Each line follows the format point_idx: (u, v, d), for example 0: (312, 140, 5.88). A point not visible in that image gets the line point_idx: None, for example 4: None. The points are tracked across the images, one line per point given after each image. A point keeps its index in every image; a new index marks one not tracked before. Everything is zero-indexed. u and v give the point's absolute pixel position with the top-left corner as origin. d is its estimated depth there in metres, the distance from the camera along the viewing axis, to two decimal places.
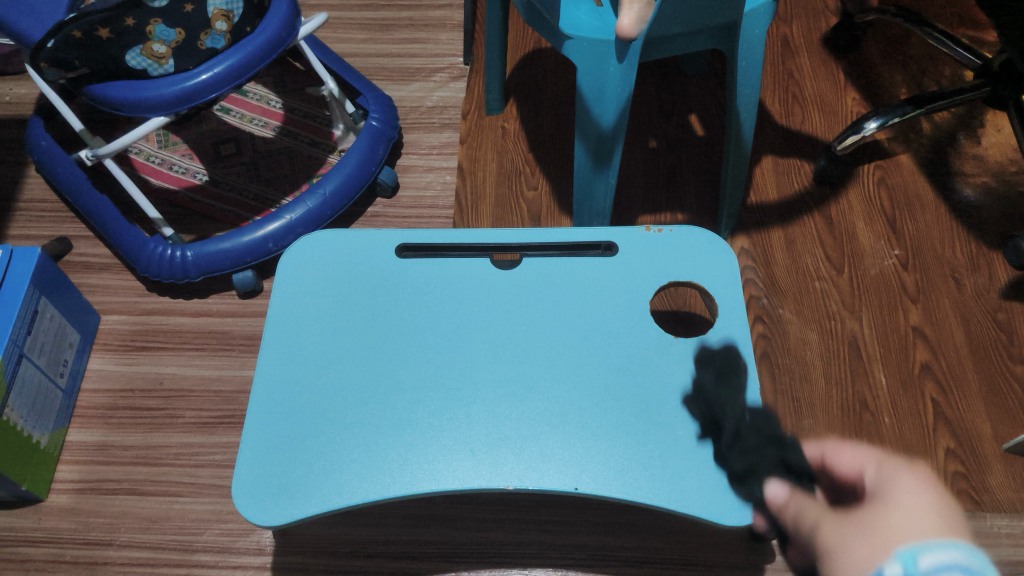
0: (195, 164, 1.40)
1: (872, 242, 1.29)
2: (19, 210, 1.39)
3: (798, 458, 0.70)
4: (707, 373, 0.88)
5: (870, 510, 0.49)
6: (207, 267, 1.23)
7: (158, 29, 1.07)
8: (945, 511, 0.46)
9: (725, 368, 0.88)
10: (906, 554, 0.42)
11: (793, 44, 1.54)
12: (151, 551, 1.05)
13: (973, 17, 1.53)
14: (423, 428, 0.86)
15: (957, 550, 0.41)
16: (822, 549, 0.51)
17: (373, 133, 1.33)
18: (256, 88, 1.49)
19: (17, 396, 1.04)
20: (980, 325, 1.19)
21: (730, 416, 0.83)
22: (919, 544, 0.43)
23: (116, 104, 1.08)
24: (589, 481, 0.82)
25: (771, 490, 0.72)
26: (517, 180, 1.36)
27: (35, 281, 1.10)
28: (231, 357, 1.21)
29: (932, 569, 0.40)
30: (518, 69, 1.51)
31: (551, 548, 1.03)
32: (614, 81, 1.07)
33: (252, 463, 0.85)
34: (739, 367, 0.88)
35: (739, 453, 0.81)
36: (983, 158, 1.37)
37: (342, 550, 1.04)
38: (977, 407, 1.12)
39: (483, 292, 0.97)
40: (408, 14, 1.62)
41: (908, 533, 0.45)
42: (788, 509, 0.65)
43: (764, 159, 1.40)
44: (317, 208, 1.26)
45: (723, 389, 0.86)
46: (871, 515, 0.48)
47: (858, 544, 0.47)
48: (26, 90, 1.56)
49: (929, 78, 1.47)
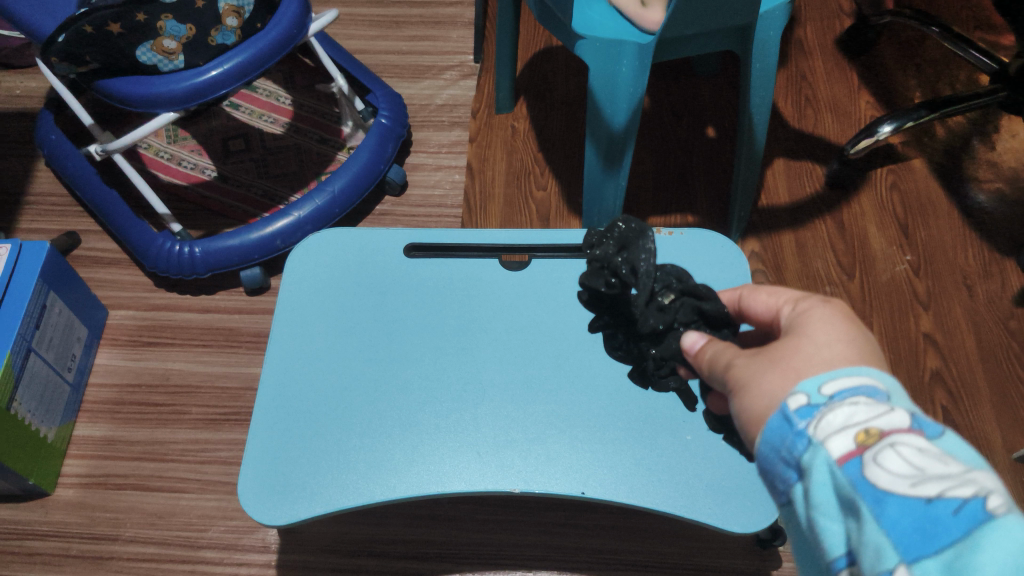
0: (204, 160, 1.40)
1: (883, 247, 1.28)
2: (29, 204, 1.39)
3: (712, 316, 0.69)
4: (609, 246, 0.73)
5: (780, 344, 0.55)
6: (215, 264, 1.22)
7: (168, 24, 1.08)
8: (844, 343, 0.53)
9: (626, 237, 0.73)
10: (812, 381, 0.49)
11: (808, 45, 1.52)
12: (157, 547, 1.05)
13: (990, 20, 1.52)
14: (430, 430, 0.86)
15: (863, 376, 0.48)
16: (734, 375, 0.57)
17: (382, 131, 1.32)
18: (266, 84, 1.48)
19: (25, 391, 1.04)
20: (993, 331, 1.18)
21: (641, 273, 0.70)
22: (829, 371, 0.50)
23: (127, 100, 1.08)
24: (596, 486, 0.82)
25: (684, 339, 0.66)
26: (526, 179, 1.36)
27: (44, 275, 1.10)
28: (238, 354, 1.21)
29: (836, 395, 0.47)
30: (528, 68, 1.50)
31: (556, 550, 1.03)
32: (626, 83, 1.05)
33: (258, 465, 0.85)
34: (642, 229, 0.72)
35: (655, 310, 0.71)
36: (998, 164, 1.35)
37: (348, 548, 1.04)
38: (986, 415, 1.11)
39: (492, 292, 0.97)
40: (419, 11, 1.61)
41: (817, 364, 0.51)
42: (704, 353, 0.63)
43: (777, 161, 1.39)
44: (324, 206, 1.25)
45: (629, 248, 0.72)
46: (782, 350, 0.54)
47: (768, 370, 0.53)
48: (37, 83, 1.56)
49: (943, 82, 1.45)
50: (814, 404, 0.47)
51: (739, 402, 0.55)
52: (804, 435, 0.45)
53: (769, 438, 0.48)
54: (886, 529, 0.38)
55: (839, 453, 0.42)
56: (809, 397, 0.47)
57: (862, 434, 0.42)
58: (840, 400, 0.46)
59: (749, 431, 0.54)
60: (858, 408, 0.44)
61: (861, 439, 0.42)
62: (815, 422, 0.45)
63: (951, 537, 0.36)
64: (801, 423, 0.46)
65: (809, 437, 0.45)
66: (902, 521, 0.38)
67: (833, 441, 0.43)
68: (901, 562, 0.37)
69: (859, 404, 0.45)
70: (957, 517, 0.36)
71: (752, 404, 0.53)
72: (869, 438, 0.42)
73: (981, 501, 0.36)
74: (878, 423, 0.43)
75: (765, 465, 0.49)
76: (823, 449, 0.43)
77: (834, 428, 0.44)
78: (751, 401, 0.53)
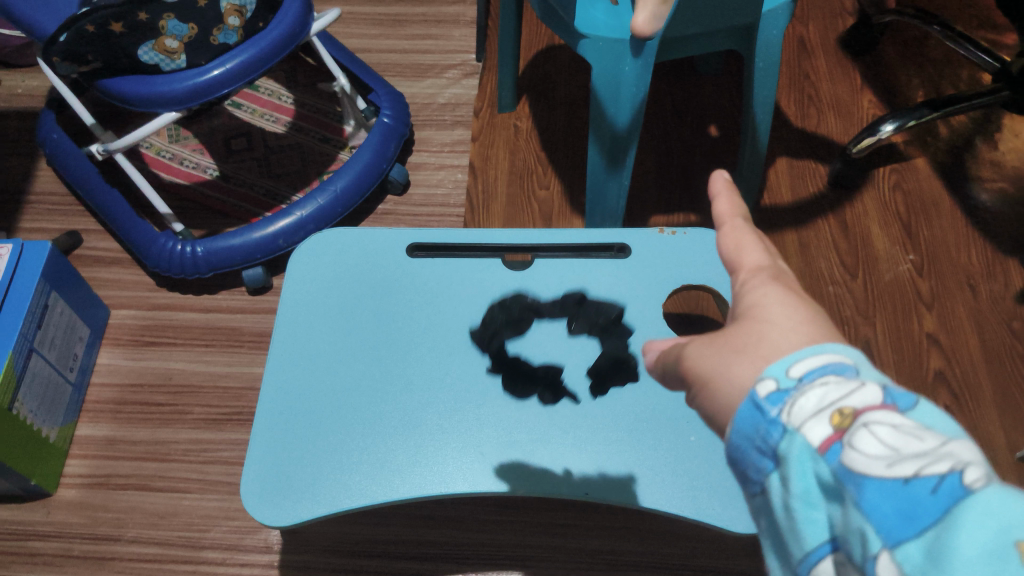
0: (206, 159, 1.40)
1: (887, 246, 1.27)
2: (30, 203, 1.39)
3: None
4: None
5: (738, 324, 0.45)
6: (217, 263, 1.22)
7: (171, 23, 1.06)
8: (798, 306, 0.44)
9: None
10: (779, 363, 0.40)
11: (810, 45, 1.52)
12: (160, 547, 1.05)
13: (993, 19, 1.51)
14: (433, 431, 0.86)
15: (830, 351, 0.40)
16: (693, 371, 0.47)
17: (384, 130, 1.32)
18: (268, 83, 1.48)
19: (27, 390, 1.04)
20: (996, 331, 1.18)
21: None
22: (794, 351, 0.41)
23: (130, 99, 1.08)
24: (600, 486, 0.82)
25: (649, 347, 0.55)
26: (528, 178, 1.35)
27: (46, 275, 1.10)
28: (241, 354, 1.21)
29: (807, 377, 0.38)
30: (530, 67, 1.50)
31: (561, 551, 1.03)
32: (630, 82, 1.05)
33: (259, 465, 0.84)
34: None
35: None
36: (1001, 163, 1.35)
37: (352, 549, 1.04)
38: (990, 414, 1.11)
39: (495, 292, 0.97)
40: (420, 10, 1.60)
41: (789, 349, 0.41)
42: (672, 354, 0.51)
43: (780, 160, 1.38)
44: (327, 205, 1.25)
45: None
46: (740, 332, 0.45)
47: (732, 360, 0.44)
48: (38, 82, 1.56)
49: (947, 81, 1.45)
50: (784, 389, 0.39)
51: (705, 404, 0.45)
52: (778, 423, 0.38)
53: (740, 428, 0.40)
54: (866, 519, 0.32)
55: (815, 439, 0.35)
56: (778, 382, 0.39)
57: (836, 415, 0.35)
58: (811, 382, 0.38)
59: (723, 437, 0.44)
60: (829, 387, 0.37)
61: (836, 422, 0.35)
62: (787, 407, 0.37)
63: (930, 520, 0.30)
64: (773, 410, 0.38)
65: (784, 425, 0.37)
66: (881, 507, 0.32)
67: (808, 427, 0.36)
68: (884, 550, 0.31)
69: (829, 383, 0.37)
70: (936, 496, 0.31)
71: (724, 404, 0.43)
72: (845, 420, 0.35)
73: (958, 476, 0.31)
74: (850, 401, 0.36)
75: (732, 456, 0.41)
76: (798, 436, 0.36)
77: (806, 413, 0.36)
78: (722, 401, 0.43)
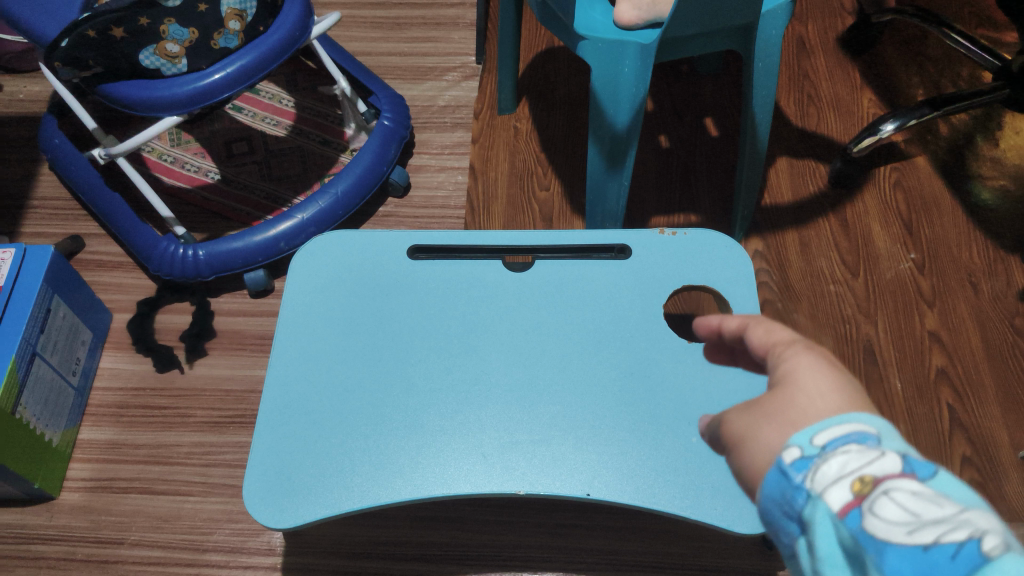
0: (207, 162, 1.40)
1: (888, 245, 1.27)
2: (33, 208, 1.40)
3: None
4: None
5: (772, 390, 0.47)
6: (219, 266, 1.23)
7: (172, 28, 1.04)
8: (828, 372, 0.45)
9: None
10: (804, 431, 0.41)
11: (810, 44, 1.52)
12: (163, 551, 1.05)
13: (992, 17, 1.52)
14: (434, 432, 0.86)
15: (854, 421, 0.40)
16: (727, 434, 0.48)
17: (385, 133, 1.32)
18: (269, 86, 1.49)
19: (30, 395, 1.04)
20: (998, 329, 1.18)
21: None
22: (821, 421, 0.42)
23: (131, 104, 1.09)
24: (601, 487, 0.82)
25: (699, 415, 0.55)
26: (529, 180, 1.36)
27: (49, 279, 1.11)
28: (244, 357, 1.22)
29: (831, 445, 0.39)
30: (530, 69, 1.50)
31: (563, 553, 1.03)
32: (629, 83, 1.05)
33: (262, 467, 0.84)
34: None
35: None
36: (1001, 161, 1.35)
37: (354, 550, 1.04)
38: (993, 413, 1.10)
39: (496, 293, 0.97)
40: (420, 13, 1.61)
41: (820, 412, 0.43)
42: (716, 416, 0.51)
43: (780, 160, 1.38)
44: (329, 208, 1.25)
45: None
46: (773, 398, 0.46)
47: (763, 424, 0.45)
48: (40, 87, 1.57)
49: (947, 79, 1.45)
50: (809, 456, 0.39)
51: (738, 464, 0.47)
52: (803, 489, 0.38)
53: (768, 493, 0.41)
54: None
55: (836, 506, 0.36)
56: (801, 449, 0.40)
57: (857, 481, 0.36)
58: (834, 449, 0.39)
59: (754, 498, 0.45)
60: (850, 456, 0.37)
61: (856, 488, 0.35)
62: (811, 474, 0.38)
63: None
64: (798, 475, 0.39)
65: (808, 491, 0.38)
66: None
67: (828, 492, 0.36)
68: None
69: (851, 450, 0.38)
70: (954, 563, 0.31)
71: (754, 465, 0.45)
72: (865, 487, 0.35)
73: (976, 543, 0.31)
74: (871, 469, 0.36)
75: (766, 520, 0.42)
76: (819, 502, 0.37)
77: (828, 478, 0.37)
78: (751, 462, 0.45)
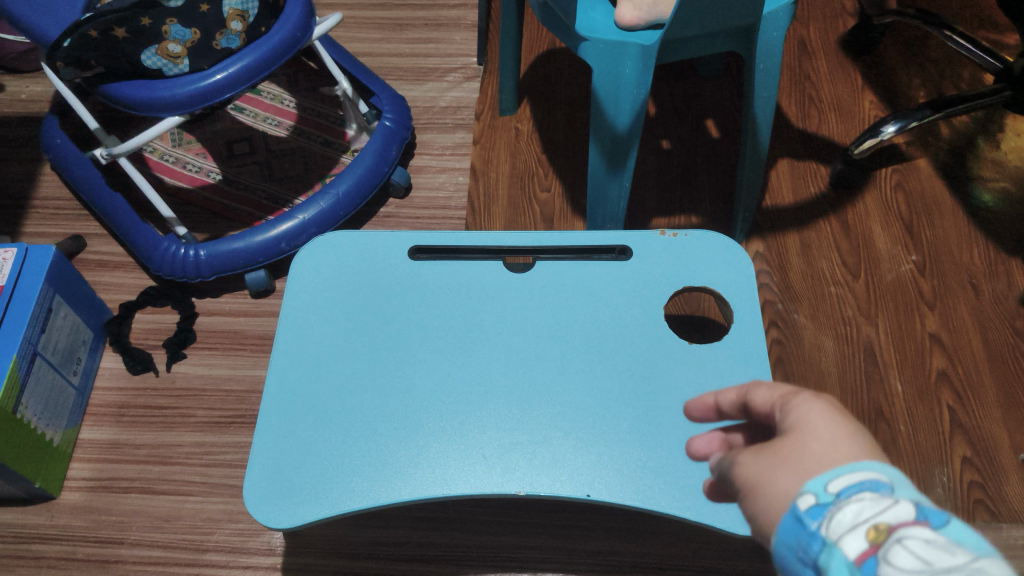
0: (209, 162, 1.41)
1: (889, 247, 1.27)
2: (34, 208, 1.40)
3: None
4: None
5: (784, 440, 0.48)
6: (221, 267, 1.23)
7: (173, 28, 1.07)
8: (840, 422, 0.46)
9: None
10: (818, 478, 0.43)
11: (811, 46, 1.52)
12: (163, 550, 1.05)
13: (994, 19, 1.52)
14: (435, 432, 0.86)
15: (866, 469, 0.42)
16: (740, 480, 0.49)
17: (386, 134, 1.32)
18: (270, 87, 1.49)
19: (31, 394, 1.05)
20: (999, 332, 1.18)
21: None
22: (834, 468, 0.43)
23: (132, 104, 1.08)
24: (601, 488, 0.82)
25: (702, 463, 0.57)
26: (530, 181, 1.36)
27: (50, 279, 1.11)
28: (244, 357, 1.22)
29: (844, 492, 0.41)
30: (531, 70, 1.51)
31: (563, 554, 1.03)
32: (631, 84, 1.05)
33: (263, 467, 0.84)
34: None
35: None
36: (1002, 163, 1.35)
37: (355, 551, 1.04)
38: (994, 415, 1.10)
39: (497, 294, 0.97)
40: (422, 14, 1.61)
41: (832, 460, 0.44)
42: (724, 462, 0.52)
43: (781, 161, 1.38)
44: (330, 208, 1.25)
45: None
46: (786, 445, 0.47)
47: (777, 471, 0.46)
48: (43, 88, 1.57)
49: (948, 81, 1.45)
50: (823, 504, 0.41)
51: (750, 511, 0.47)
52: (818, 536, 0.39)
53: (785, 539, 0.42)
54: None
55: (853, 554, 0.37)
56: (817, 497, 0.42)
57: (872, 530, 0.37)
58: (847, 497, 0.40)
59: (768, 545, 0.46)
60: (864, 503, 0.38)
61: (871, 537, 0.37)
62: (826, 521, 0.39)
63: None
64: (813, 522, 0.40)
65: (824, 538, 0.39)
66: None
67: (843, 540, 0.37)
68: None
69: (864, 498, 0.39)
70: None
71: (766, 512, 0.46)
72: (880, 535, 0.36)
73: None
74: (885, 517, 0.37)
75: (783, 567, 0.42)
76: (836, 550, 0.38)
77: (844, 526, 0.38)
78: (764, 508, 0.46)
